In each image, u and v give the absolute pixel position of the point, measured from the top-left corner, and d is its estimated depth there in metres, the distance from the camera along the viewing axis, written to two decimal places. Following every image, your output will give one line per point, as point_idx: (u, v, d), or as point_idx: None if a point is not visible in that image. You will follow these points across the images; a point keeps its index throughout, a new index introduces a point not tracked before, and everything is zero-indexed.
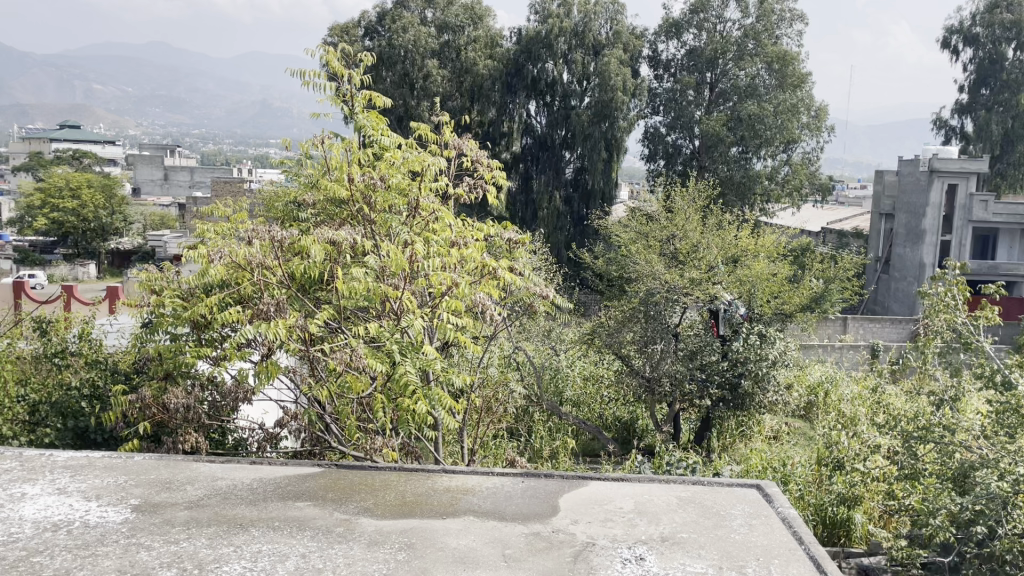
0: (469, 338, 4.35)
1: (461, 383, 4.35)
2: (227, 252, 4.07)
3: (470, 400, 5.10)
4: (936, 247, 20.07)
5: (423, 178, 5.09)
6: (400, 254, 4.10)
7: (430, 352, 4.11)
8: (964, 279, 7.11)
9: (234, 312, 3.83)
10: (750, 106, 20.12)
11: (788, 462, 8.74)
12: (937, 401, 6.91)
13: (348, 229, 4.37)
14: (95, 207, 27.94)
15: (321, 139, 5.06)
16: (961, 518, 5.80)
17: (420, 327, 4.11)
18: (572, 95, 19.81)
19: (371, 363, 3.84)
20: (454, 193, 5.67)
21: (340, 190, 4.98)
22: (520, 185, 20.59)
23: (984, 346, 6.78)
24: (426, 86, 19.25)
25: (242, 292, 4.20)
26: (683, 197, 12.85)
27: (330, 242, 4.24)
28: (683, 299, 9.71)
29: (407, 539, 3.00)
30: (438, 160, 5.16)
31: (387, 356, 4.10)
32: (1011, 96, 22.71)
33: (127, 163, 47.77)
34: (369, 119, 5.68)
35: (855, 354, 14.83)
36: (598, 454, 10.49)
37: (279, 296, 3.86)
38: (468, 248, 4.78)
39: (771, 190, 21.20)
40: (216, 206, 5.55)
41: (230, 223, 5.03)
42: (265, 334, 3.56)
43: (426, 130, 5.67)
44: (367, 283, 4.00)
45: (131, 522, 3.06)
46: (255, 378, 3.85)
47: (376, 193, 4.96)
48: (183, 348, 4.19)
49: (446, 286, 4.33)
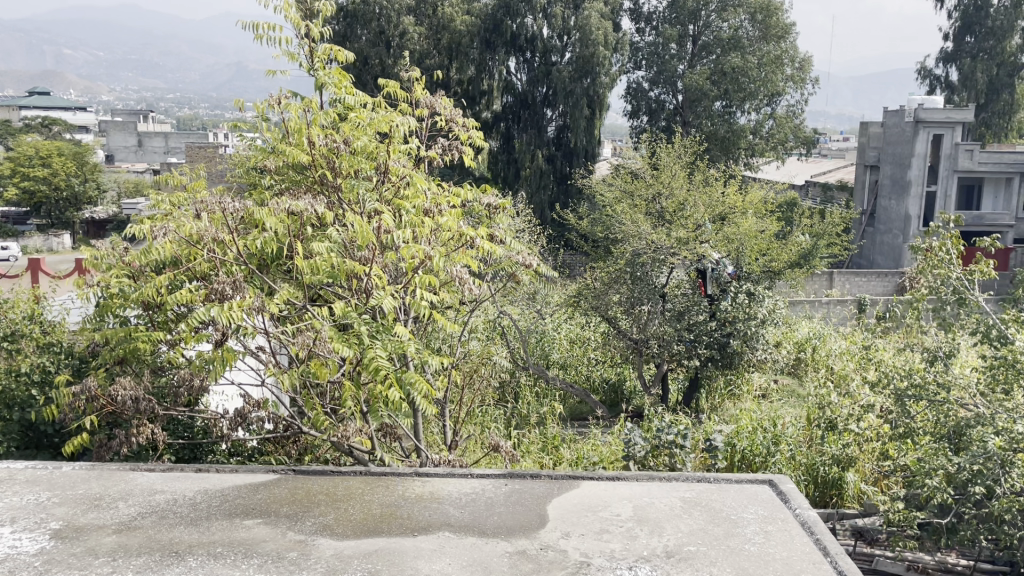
0: (445, 315, 4.08)
1: (438, 364, 4.08)
2: (175, 228, 3.76)
3: (451, 379, 4.85)
4: (922, 198, 20.02)
5: (392, 141, 4.77)
6: (365, 226, 3.79)
7: (403, 333, 3.81)
8: (958, 232, 6.84)
9: (185, 292, 3.53)
10: (734, 59, 19.79)
11: (779, 421, 8.59)
12: (931, 357, 6.66)
13: (309, 197, 4.07)
14: (66, 174, 27.37)
15: (282, 102, 4.69)
16: (959, 479, 5.74)
17: (392, 306, 3.82)
18: (552, 51, 19.38)
19: (336, 347, 3.58)
20: (430, 156, 5.33)
21: (302, 156, 4.64)
22: (502, 146, 20.20)
23: (980, 302, 6.59)
24: (402, 43, 18.66)
25: (196, 269, 3.89)
26: (670, 153, 12.61)
27: (290, 213, 3.93)
28: (671, 259, 9.43)
29: (371, 565, 2.78)
30: (408, 120, 4.82)
31: (355, 337, 3.84)
32: (996, 43, 22.58)
33: (100, 129, 46.65)
34: (332, 75, 5.23)
35: (842, 310, 14.71)
36: (586, 417, 10.39)
37: (237, 273, 3.52)
38: (442, 217, 4.47)
39: (755, 144, 21.06)
40: (170, 174, 5.21)
41: (184, 193, 4.70)
42: (216, 321, 3.27)
43: (397, 88, 5.28)
44: (330, 259, 3.70)
45: (47, 554, 2.81)
46: (209, 367, 3.58)
47: (340, 157, 4.64)
48: (133, 333, 3.89)
49: (419, 258, 4.02)
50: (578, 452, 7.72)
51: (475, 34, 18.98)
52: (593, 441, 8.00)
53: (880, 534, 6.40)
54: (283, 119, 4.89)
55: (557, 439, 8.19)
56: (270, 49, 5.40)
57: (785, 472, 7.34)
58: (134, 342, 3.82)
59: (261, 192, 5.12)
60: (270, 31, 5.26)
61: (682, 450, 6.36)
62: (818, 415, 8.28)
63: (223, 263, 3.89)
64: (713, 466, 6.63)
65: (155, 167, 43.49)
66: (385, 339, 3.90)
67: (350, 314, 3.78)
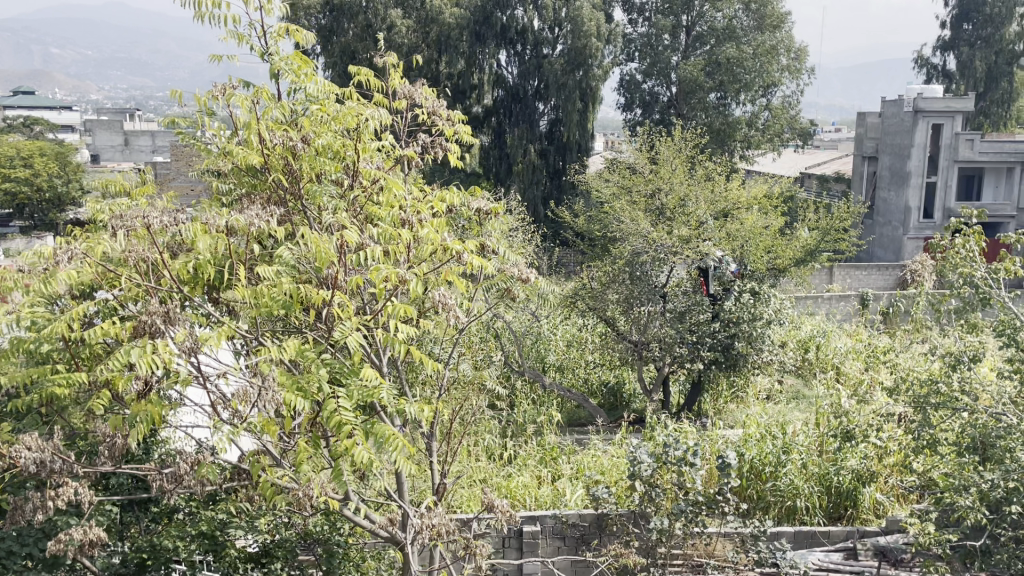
0: (424, 349, 3.56)
1: (418, 409, 3.58)
2: (89, 249, 3.25)
3: (436, 411, 4.33)
4: (921, 190, 19.69)
5: (359, 140, 4.25)
6: (322, 246, 3.28)
7: (372, 378, 3.35)
8: (982, 227, 6.23)
9: (107, 327, 3.02)
10: (729, 49, 19.33)
11: (789, 426, 8.10)
12: (953, 363, 6.09)
13: (257, 208, 3.54)
14: (49, 175, 26.52)
15: (230, 95, 4.09)
16: (993, 497, 5.22)
17: (356, 344, 3.36)
18: (543, 43, 18.96)
19: (288, 399, 3.10)
20: (407, 158, 4.76)
21: (255, 158, 4.12)
22: (493, 140, 19.80)
23: (1005, 300, 6.00)
24: (390, 37, 17.97)
25: (124, 297, 3.36)
26: (669, 146, 12.22)
27: (235, 227, 3.40)
28: (671, 258, 9.07)
29: None
30: (377, 114, 4.25)
31: (314, 385, 3.34)
32: (994, 31, 22.16)
33: (85, 130, 45.62)
34: (290, 61, 4.53)
35: (846, 306, 14.15)
36: (585, 422, 9.97)
37: (169, 305, 3.03)
38: (422, 231, 3.92)
39: (751, 136, 20.59)
40: (112, 179, 4.66)
41: (121, 203, 4.18)
42: (135, 369, 2.84)
43: (370, 77, 4.69)
44: (282, 283, 3.19)
45: None
46: (133, 420, 3.12)
47: (300, 159, 4.12)
48: (47, 374, 3.36)
49: (393, 282, 3.51)
50: (578, 465, 7.33)
51: (464, 27, 18.48)
52: (592, 451, 7.58)
53: (903, 553, 5.92)
54: (229, 113, 4.27)
55: (556, 451, 7.76)
56: (218, 32, 4.80)
57: (798, 484, 6.93)
58: (50, 385, 3.30)
59: (214, 202, 4.62)
60: (215, 9, 4.66)
61: (692, 468, 5.82)
62: (830, 420, 7.85)
63: (158, 290, 3.39)
64: (724, 485, 5.88)
65: (140, 166, 42.52)
66: (351, 384, 3.44)
67: (305, 354, 3.33)
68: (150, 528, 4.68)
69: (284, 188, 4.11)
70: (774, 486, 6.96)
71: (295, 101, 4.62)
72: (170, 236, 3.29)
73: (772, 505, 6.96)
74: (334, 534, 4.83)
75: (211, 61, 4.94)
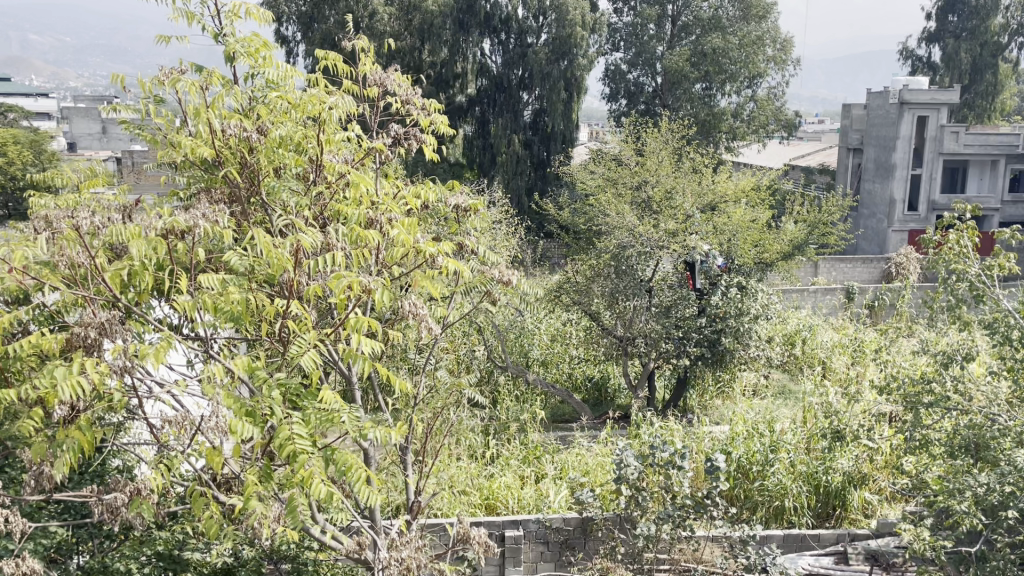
0: (389, 364, 3.32)
1: (384, 431, 3.33)
2: (16, 253, 2.98)
3: (411, 422, 4.09)
4: (906, 182, 19.62)
5: (321, 132, 3.98)
6: (274, 251, 3.03)
7: (331, 402, 3.10)
8: (978, 223, 5.98)
9: (32, 342, 2.77)
10: (715, 39, 19.18)
11: (776, 424, 7.90)
12: (944, 362, 5.89)
13: (205, 207, 3.27)
14: (23, 163, 25.54)
15: (179, 81, 3.73)
16: (988, 502, 5.00)
17: (314, 363, 3.10)
18: (527, 32, 18.68)
19: (234, 428, 2.86)
20: (377, 151, 4.48)
21: (206, 151, 3.83)
22: (476, 130, 19.67)
23: (1001, 299, 5.76)
24: (372, 25, 17.59)
25: (57, 304, 3.09)
26: (656, 137, 12.07)
27: (178, 226, 3.11)
28: (657, 252, 8.76)
29: None
30: (341, 104, 3.96)
31: (264, 408, 3.07)
32: (979, 23, 22.04)
33: (62, 118, 44.72)
34: (246, 41, 4.21)
35: (831, 299, 13.99)
36: (569, 418, 9.79)
37: (99, 319, 2.77)
38: (392, 232, 3.65)
39: (737, 128, 20.38)
40: (60, 170, 4.38)
41: (67, 198, 3.91)
42: (58, 392, 2.61)
43: (337, 62, 4.40)
44: (228, 292, 2.93)
45: None
46: (61, 446, 2.86)
47: (257, 153, 3.84)
48: None
49: (355, 291, 3.26)
50: (562, 465, 7.16)
51: (447, 15, 18.19)
52: (577, 450, 7.37)
53: (895, 558, 5.79)
54: (178, 100, 3.96)
55: (539, 449, 7.57)
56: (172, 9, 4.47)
57: (786, 483, 6.76)
58: None
59: (170, 198, 4.35)
60: None
61: (679, 471, 5.58)
62: (818, 419, 7.69)
63: (94, 296, 3.12)
64: (713, 489, 5.64)
65: (119, 156, 41.63)
66: (308, 409, 3.19)
67: (256, 373, 3.07)
68: (104, 546, 4.46)
69: (239, 183, 3.85)
70: (762, 485, 6.79)
71: (253, 86, 4.32)
72: (103, 237, 3.01)
73: (760, 505, 6.79)
74: (303, 551, 4.69)
75: (159, 43, 4.63)
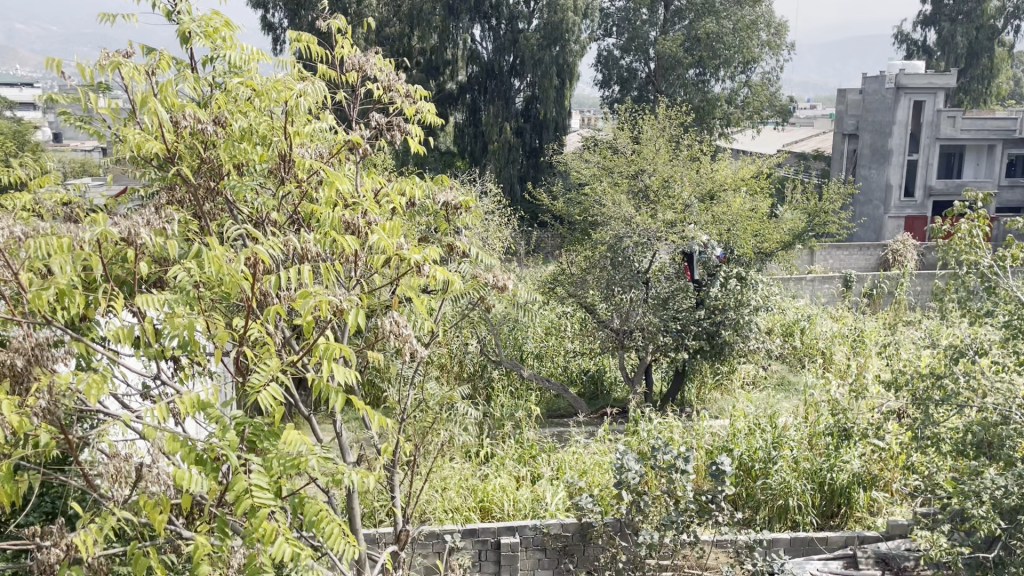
0: (360, 397, 3.04)
1: (358, 470, 3.05)
2: None
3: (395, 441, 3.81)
4: (902, 168, 19.41)
5: (288, 124, 3.68)
6: (226, 268, 2.75)
7: (296, 445, 2.83)
8: (989, 212, 5.69)
9: None
10: (708, 24, 18.90)
11: (778, 419, 7.65)
12: (954, 355, 5.50)
13: (150, 219, 2.97)
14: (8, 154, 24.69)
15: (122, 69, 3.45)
16: (1007, 505, 4.75)
17: (275, 402, 2.82)
18: (518, 18, 18.31)
19: (177, 479, 2.58)
20: (354, 144, 4.14)
21: (157, 150, 3.54)
22: (468, 118, 19.30)
23: (1014, 287, 5.42)
24: (361, 10, 17.18)
25: None
26: (653, 124, 11.81)
27: (115, 233, 2.82)
28: (656, 243, 8.53)
29: None
30: (305, 96, 3.66)
31: (217, 451, 2.79)
32: (976, 6, 21.81)
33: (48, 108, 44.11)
34: (203, 19, 3.88)
35: (829, 287, 13.72)
36: (564, 413, 9.57)
37: None
38: (372, 236, 3.33)
39: (730, 114, 20.14)
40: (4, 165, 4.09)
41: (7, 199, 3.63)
42: None
43: (311, 44, 4.09)
44: (173, 312, 2.65)
45: None
46: None
47: (217, 151, 3.55)
48: None
49: (323, 311, 2.96)
50: (559, 465, 6.93)
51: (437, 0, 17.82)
52: (573, 448, 7.13)
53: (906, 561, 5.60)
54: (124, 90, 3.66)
55: (535, 448, 7.33)
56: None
57: (790, 482, 6.50)
58: None
59: (126, 196, 4.07)
60: None
61: (682, 475, 5.29)
62: (821, 414, 7.47)
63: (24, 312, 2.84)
64: (718, 493, 5.34)
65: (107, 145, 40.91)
66: (270, 452, 2.91)
67: (209, 411, 2.79)
68: None
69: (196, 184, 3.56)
70: (765, 484, 6.54)
71: (213, 72, 4.03)
72: (29, 250, 2.72)
73: (763, 505, 6.57)
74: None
75: (105, 24, 4.31)
